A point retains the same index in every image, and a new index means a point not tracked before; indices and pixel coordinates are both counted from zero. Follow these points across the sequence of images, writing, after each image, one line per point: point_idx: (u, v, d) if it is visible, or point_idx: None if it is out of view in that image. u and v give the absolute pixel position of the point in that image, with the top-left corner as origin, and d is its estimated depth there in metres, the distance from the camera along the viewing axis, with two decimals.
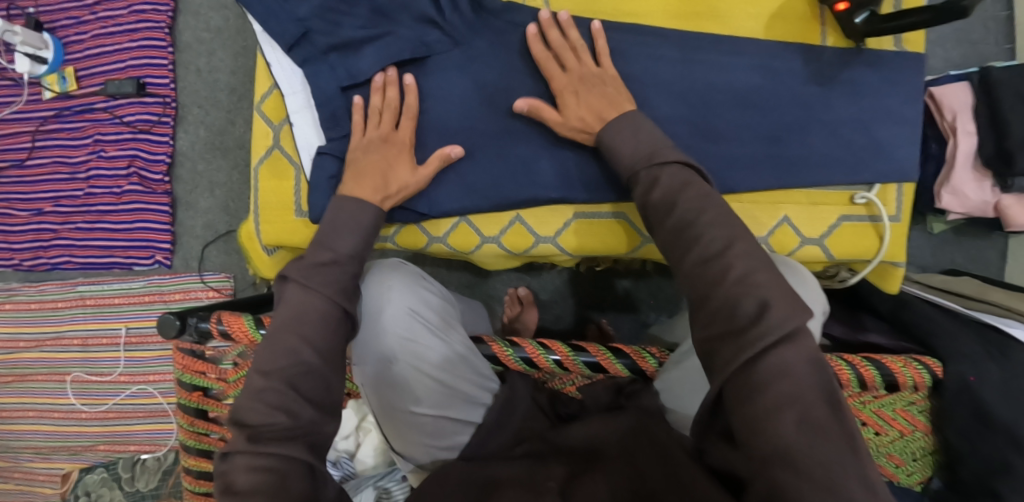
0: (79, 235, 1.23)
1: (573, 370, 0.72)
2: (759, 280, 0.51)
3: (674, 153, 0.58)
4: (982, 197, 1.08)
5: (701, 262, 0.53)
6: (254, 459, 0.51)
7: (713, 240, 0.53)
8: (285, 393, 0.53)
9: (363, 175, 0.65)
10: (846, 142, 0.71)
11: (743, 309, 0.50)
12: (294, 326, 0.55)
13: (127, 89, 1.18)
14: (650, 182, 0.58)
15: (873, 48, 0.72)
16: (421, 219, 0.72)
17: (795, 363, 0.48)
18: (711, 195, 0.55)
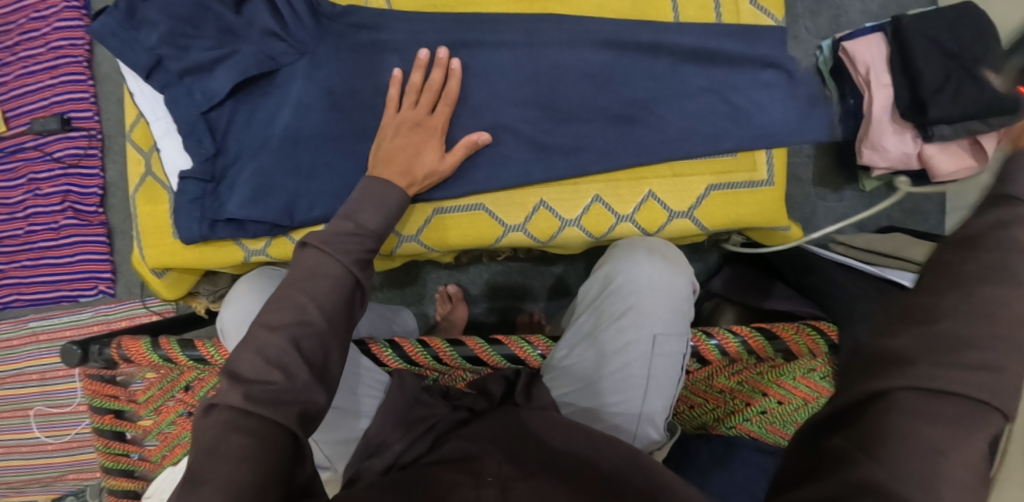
0: (25, 272, 1.26)
1: (453, 365, 0.74)
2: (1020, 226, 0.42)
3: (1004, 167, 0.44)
4: (903, 149, 1.05)
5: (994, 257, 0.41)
6: (237, 421, 0.49)
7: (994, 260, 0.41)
8: (287, 350, 0.52)
9: (390, 159, 0.64)
10: (706, 110, 0.71)
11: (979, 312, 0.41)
12: (303, 293, 0.54)
13: (52, 125, 1.21)
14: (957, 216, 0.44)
15: (729, 22, 0.73)
16: (290, 230, 0.72)
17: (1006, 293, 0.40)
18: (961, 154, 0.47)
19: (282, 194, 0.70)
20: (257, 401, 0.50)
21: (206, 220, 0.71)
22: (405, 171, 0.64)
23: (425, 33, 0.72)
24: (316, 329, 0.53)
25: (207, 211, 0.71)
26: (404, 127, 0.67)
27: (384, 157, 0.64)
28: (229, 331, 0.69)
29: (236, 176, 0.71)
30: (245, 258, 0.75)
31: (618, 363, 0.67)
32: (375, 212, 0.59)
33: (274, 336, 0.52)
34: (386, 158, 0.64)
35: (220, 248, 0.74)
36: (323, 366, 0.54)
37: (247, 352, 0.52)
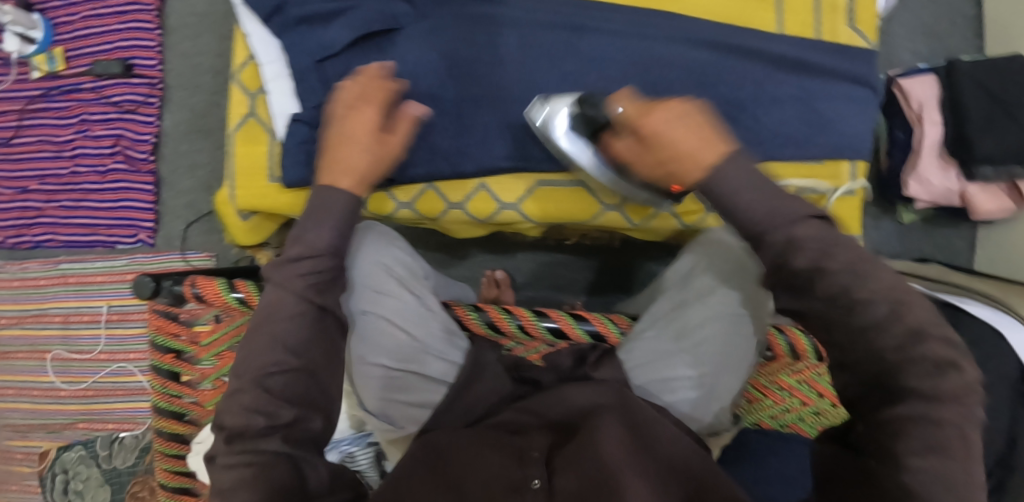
0: (64, 213, 1.24)
1: (536, 335, 0.77)
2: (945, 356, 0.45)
3: (807, 205, 0.50)
4: (946, 184, 1.09)
5: (849, 265, 0.47)
6: (241, 455, 0.55)
7: (849, 273, 0.47)
8: (260, 395, 0.56)
9: (342, 152, 0.62)
10: (795, 117, 0.75)
11: (869, 311, 0.46)
12: (273, 337, 0.57)
13: (114, 70, 1.20)
14: (785, 244, 0.48)
15: (827, 40, 0.76)
16: (390, 185, 0.76)
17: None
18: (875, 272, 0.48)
19: None
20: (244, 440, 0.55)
21: (310, 164, 0.74)
22: (351, 169, 0.62)
23: (539, 14, 0.74)
24: (291, 368, 0.57)
25: (311, 155, 0.74)
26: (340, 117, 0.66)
27: (345, 158, 0.62)
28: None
29: None
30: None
31: (700, 334, 0.70)
32: (327, 226, 0.59)
33: (246, 387, 0.56)
34: (338, 156, 0.63)
35: (316, 195, 0.77)
36: (308, 394, 0.57)
37: (229, 401, 0.57)
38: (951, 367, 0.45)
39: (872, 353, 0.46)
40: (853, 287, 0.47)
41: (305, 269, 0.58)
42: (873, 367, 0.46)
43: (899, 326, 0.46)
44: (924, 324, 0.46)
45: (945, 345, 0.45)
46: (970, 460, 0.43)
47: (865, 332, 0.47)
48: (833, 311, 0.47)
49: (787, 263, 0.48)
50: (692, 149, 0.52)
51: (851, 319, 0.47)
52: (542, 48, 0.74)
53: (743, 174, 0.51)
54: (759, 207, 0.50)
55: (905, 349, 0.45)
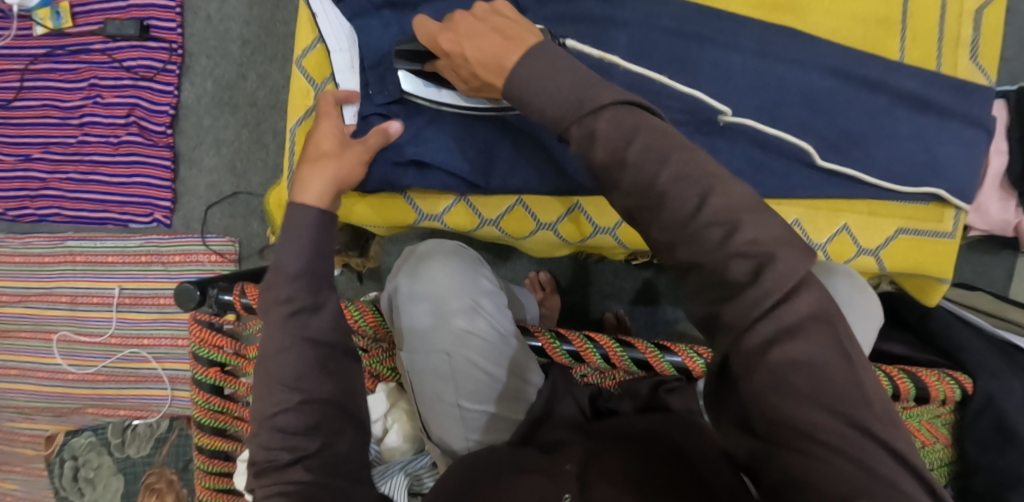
0: (70, 186, 1.15)
1: (618, 366, 0.72)
2: (750, 236, 0.40)
3: (608, 95, 0.44)
4: (1004, 216, 1.02)
5: (648, 152, 0.42)
6: (267, 490, 0.54)
7: (653, 158, 0.42)
8: (275, 436, 0.54)
9: (319, 162, 0.60)
10: (907, 157, 0.70)
11: (682, 204, 0.41)
12: (271, 377, 0.55)
13: (128, 31, 1.08)
14: (586, 140, 0.44)
15: (947, 73, 0.72)
16: (473, 193, 0.72)
17: (810, 355, 0.38)
18: (671, 135, 0.43)
19: (479, 155, 0.69)
20: (270, 476, 0.54)
21: (388, 160, 0.70)
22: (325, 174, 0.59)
23: (659, 18, 0.72)
24: (297, 406, 0.54)
25: (390, 151, 0.70)
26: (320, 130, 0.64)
27: (317, 175, 0.58)
28: (410, 306, 0.67)
29: (430, 122, 0.69)
30: (414, 220, 0.75)
31: None
32: (296, 246, 0.54)
33: (260, 432, 0.55)
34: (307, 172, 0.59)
35: (394, 206, 0.75)
36: (323, 423, 0.55)
37: (251, 439, 0.56)
38: (767, 258, 0.39)
39: (717, 260, 0.40)
40: (658, 174, 0.42)
41: (282, 297, 0.54)
42: (718, 292, 0.40)
43: (710, 213, 0.40)
44: (736, 210, 0.40)
45: (768, 234, 0.40)
46: (858, 370, 0.38)
47: (694, 224, 0.41)
48: (641, 212, 0.43)
49: (592, 156, 0.44)
50: (493, 56, 0.48)
51: (663, 215, 0.42)
52: None
53: (551, 72, 0.46)
54: (560, 100, 0.45)
55: (728, 245, 0.40)
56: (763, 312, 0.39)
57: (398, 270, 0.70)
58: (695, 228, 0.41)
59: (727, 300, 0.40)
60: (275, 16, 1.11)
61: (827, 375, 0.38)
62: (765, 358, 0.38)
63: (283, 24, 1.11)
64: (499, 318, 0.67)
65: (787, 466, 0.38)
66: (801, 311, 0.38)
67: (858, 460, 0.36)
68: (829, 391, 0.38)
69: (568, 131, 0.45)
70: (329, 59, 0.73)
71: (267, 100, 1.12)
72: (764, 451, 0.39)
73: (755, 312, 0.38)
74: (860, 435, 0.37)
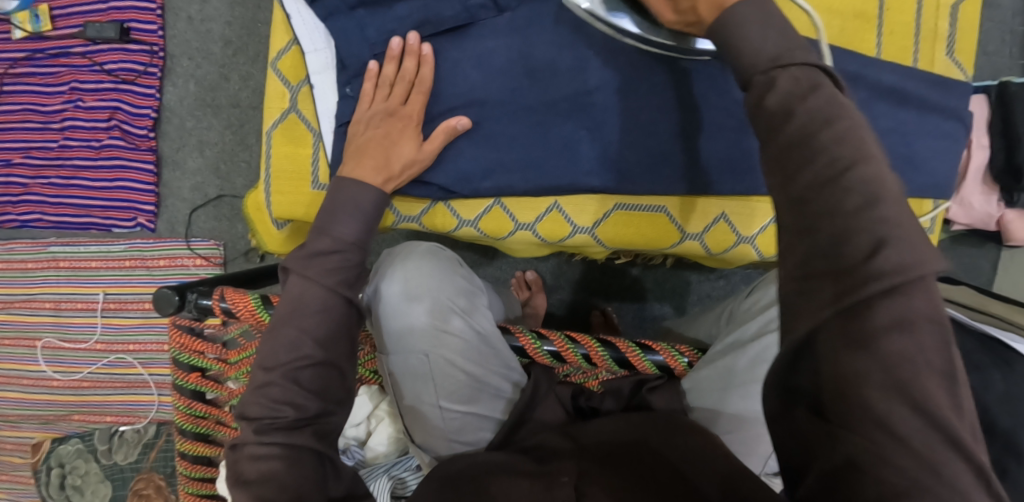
0: (52, 191, 1.14)
1: (599, 366, 0.73)
2: (884, 214, 0.38)
3: (806, 55, 0.43)
4: (988, 209, 1.02)
5: (816, 110, 0.40)
6: (260, 447, 0.52)
7: (819, 118, 0.40)
8: (290, 388, 0.53)
9: (363, 154, 0.64)
10: (888, 151, 0.70)
11: (829, 166, 0.39)
12: (301, 328, 0.54)
13: (109, 34, 1.08)
14: (765, 86, 0.43)
15: (924, 68, 0.72)
16: (452, 199, 0.71)
17: (911, 344, 0.36)
18: (844, 103, 0.41)
19: (458, 157, 0.69)
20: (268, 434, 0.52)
21: None
22: (381, 166, 0.63)
23: None
24: (320, 364, 0.54)
25: None
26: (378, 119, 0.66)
27: (369, 155, 0.64)
28: (391, 307, 0.66)
29: None
30: (394, 222, 0.75)
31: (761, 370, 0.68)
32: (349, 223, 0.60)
33: (271, 376, 0.54)
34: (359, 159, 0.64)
35: None
36: (336, 390, 0.55)
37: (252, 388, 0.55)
38: (893, 239, 0.37)
39: (846, 227, 0.38)
40: (819, 130, 0.40)
41: (335, 265, 0.57)
42: (823, 262, 0.38)
43: (853, 180, 0.38)
44: (880, 186, 0.38)
45: (904, 218, 0.37)
46: (959, 390, 0.36)
47: (831, 187, 0.39)
48: (789, 156, 0.41)
49: (762, 104, 0.43)
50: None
51: (805, 172, 0.40)
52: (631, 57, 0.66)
53: (766, 25, 0.45)
54: (769, 44, 0.44)
55: (862, 218, 0.38)
56: (886, 288, 0.36)
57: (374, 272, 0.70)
58: (836, 190, 0.39)
59: (839, 274, 0.37)
60: (256, 17, 1.10)
61: (923, 382, 0.36)
62: (871, 346, 0.36)
63: (264, 25, 1.10)
64: (478, 317, 0.67)
65: (854, 455, 0.37)
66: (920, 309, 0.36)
67: (926, 462, 0.35)
68: (923, 395, 0.35)
69: (751, 80, 0.44)
70: (304, 60, 0.72)
71: (249, 101, 1.12)
72: (826, 434, 0.38)
73: (869, 288, 0.36)
74: (943, 441, 0.35)
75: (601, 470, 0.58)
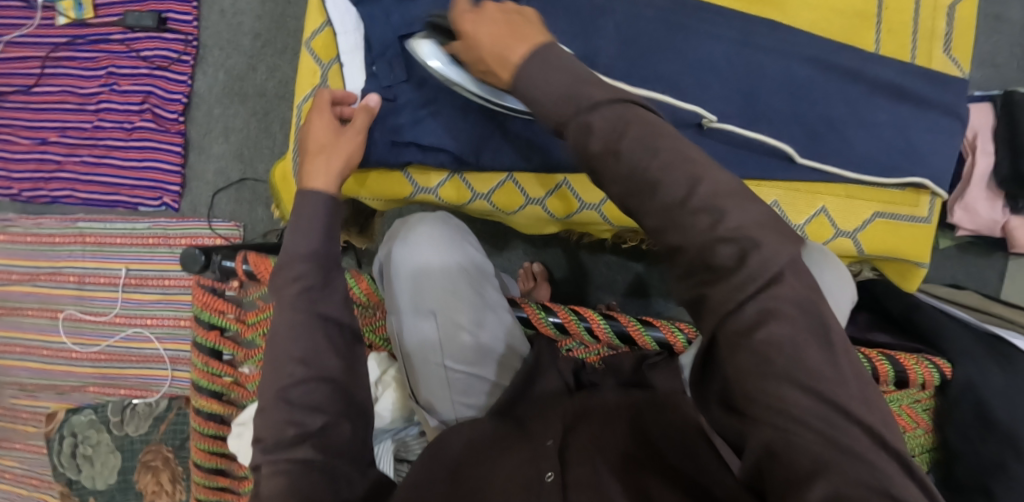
0: (84, 169, 1.19)
1: (602, 340, 0.76)
2: (735, 223, 0.42)
3: (605, 93, 0.47)
4: (992, 216, 1.04)
5: (640, 143, 0.44)
6: (276, 465, 0.53)
7: (644, 148, 0.44)
8: (282, 407, 0.54)
9: (309, 164, 0.61)
10: (884, 143, 0.73)
11: (672, 191, 0.43)
12: (282, 355, 0.55)
13: (147, 22, 1.14)
14: (582, 131, 0.46)
15: (922, 65, 0.75)
16: (467, 171, 0.75)
17: (788, 320, 0.40)
18: (659, 127, 0.45)
19: (473, 133, 0.72)
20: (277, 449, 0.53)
21: (387, 139, 0.73)
22: (331, 171, 0.60)
23: (642, 9, 0.76)
24: (308, 381, 0.54)
25: (388, 131, 0.73)
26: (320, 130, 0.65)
27: (316, 166, 0.61)
28: (400, 271, 0.70)
29: (426, 102, 0.73)
30: (410, 193, 0.78)
31: None
32: (309, 233, 0.57)
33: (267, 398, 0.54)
34: (313, 162, 0.61)
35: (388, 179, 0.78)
36: (334, 405, 0.55)
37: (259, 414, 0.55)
38: (752, 245, 0.41)
39: (705, 244, 0.42)
40: (649, 162, 0.44)
41: (298, 276, 0.55)
42: (703, 275, 0.42)
43: (696, 201, 0.42)
44: (721, 199, 0.43)
45: (752, 221, 0.42)
46: (837, 355, 0.41)
47: (681, 211, 0.43)
48: (632, 199, 0.45)
49: (587, 147, 0.46)
50: (498, 46, 0.51)
51: (653, 202, 0.44)
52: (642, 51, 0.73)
53: (547, 68, 0.48)
54: (558, 98, 0.47)
55: (715, 232, 0.42)
56: (751, 294, 0.41)
57: (387, 238, 0.74)
58: (683, 214, 0.43)
59: (713, 283, 0.42)
60: (286, 12, 1.16)
61: (804, 360, 0.40)
62: (746, 341, 0.40)
63: (294, 19, 1.16)
64: (484, 285, 0.71)
65: (767, 438, 0.40)
66: (784, 296, 0.40)
67: (831, 437, 0.39)
68: (805, 373, 0.40)
69: (566, 127, 0.47)
70: (336, 40, 0.77)
71: (276, 91, 1.17)
72: (745, 428, 0.41)
73: (738, 297, 0.41)
74: (836, 412, 0.39)
75: (576, 433, 0.58)
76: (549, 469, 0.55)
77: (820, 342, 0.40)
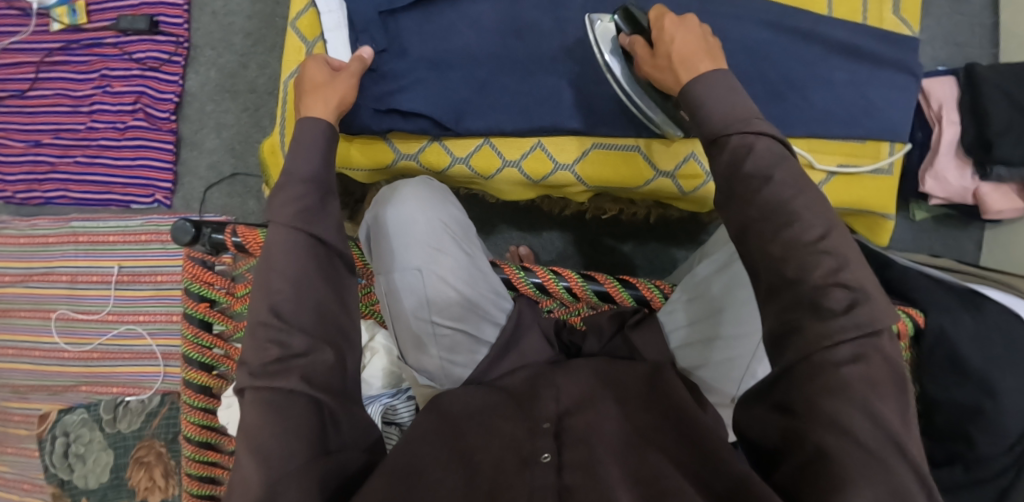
0: (77, 169, 1.22)
1: (581, 298, 0.77)
2: (850, 277, 0.46)
3: (765, 126, 0.52)
4: (962, 183, 1.07)
5: (787, 180, 0.49)
6: (259, 390, 0.54)
7: (791, 186, 0.49)
8: (272, 323, 0.56)
9: (311, 99, 0.67)
10: (843, 99, 0.77)
11: (806, 230, 0.47)
12: (272, 268, 0.57)
13: (139, 25, 1.18)
14: (739, 148, 0.51)
15: (873, 25, 0.79)
16: (447, 138, 0.78)
17: (875, 365, 0.44)
18: (805, 180, 0.50)
19: (451, 99, 0.76)
20: (261, 374, 0.54)
21: (369, 106, 0.77)
22: (329, 106, 0.66)
23: None
24: (296, 298, 0.56)
25: (370, 99, 0.77)
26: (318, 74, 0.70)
27: (316, 101, 0.66)
28: (386, 230, 0.73)
29: (406, 71, 0.77)
30: (393, 160, 0.82)
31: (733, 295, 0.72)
32: (309, 159, 0.61)
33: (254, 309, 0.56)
34: (312, 99, 0.67)
35: (372, 149, 0.81)
36: (324, 330, 0.57)
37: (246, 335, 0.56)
38: (864, 299, 0.45)
39: (818, 286, 0.46)
40: (793, 197, 0.48)
41: (293, 196, 0.59)
42: (807, 311, 0.46)
43: (829, 244, 0.47)
44: (846, 254, 0.47)
45: (866, 281, 0.46)
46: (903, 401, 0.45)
47: (809, 249, 0.47)
48: (763, 225, 0.49)
49: (738, 166, 0.51)
50: (688, 64, 0.57)
51: (784, 233, 0.48)
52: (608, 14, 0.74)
53: (717, 96, 0.54)
54: (726, 113, 0.53)
55: (831, 277, 0.46)
56: (848, 335, 0.44)
57: (374, 201, 0.76)
58: (812, 252, 0.47)
59: (816, 316, 0.46)
60: (275, 12, 1.21)
61: (869, 399, 0.44)
62: (828, 370, 0.44)
63: (282, 18, 1.20)
64: (468, 243, 0.74)
65: (820, 441, 0.44)
66: (877, 348, 0.45)
67: (876, 456, 0.43)
68: (870, 401, 0.43)
69: (722, 138, 0.52)
70: (319, 20, 0.80)
71: (266, 87, 1.21)
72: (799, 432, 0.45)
73: (834, 336, 0.44)
74: (893, 449, 0.43)
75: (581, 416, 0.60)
76: (545, 449, 0.57)
77: (895, 384, 0.45)
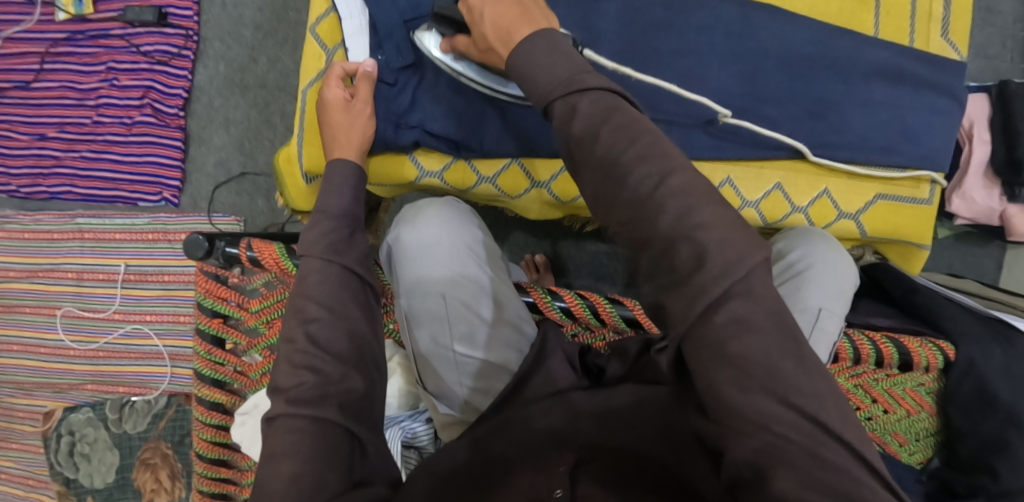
0: (83, 164, 1.19)
1: (608, 324, 0.75)
2: (700, 219, 0.40)
3: (598, 78, 0.45)
4: (989, 203, 1.04)
5: (620, 131, 0.43)
6: (294, 419, 0.52)
7: (622, 138, 0.42)
8: (309, 352, 0.55)
9: (337, 139, 0.68)
10: (883, 125, 0.74)
11: (639, 185, 0.42)
12: (304, 294, 0.57)
13: (147, 17, 1.13)
14: (566, 113, 0.45)
15: (919, 47, 0.76)
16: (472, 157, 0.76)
17: (764, 340, 0.39)
18: (641, 123, 0.43)
19: (472, 121, 0.74)
20: (299, 402, 0.53)
21: (390, 122, 0.74)
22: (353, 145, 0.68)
23: None
24: (330, 322, 0.56)
25: (392, 114, 0.74)
26: (332, 105, 0.70)
27: (342, 142, 0.68)
28: (408, 253, 0.70)
29: (426, 90, 0.74)
30: (416, 178, 0.79)
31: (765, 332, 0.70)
32: (340, 193, 0.63)
33: (288, 335, 0.56)
34: (335, 140, 0.68)
35: (395, 165, 0.78)
36: (357, 354, 0.57)
37: (279, 362, 0.56)
38: (713, 243, 0.39)
39: (668, 242, 0.40)
40: (625, 151, 0.42)
41: (324, 230, 0.60)
42: (663, 276, 0.41)
43: (666, 193, 0.41)
44: (690, 193, 0.41)
45: (720, 221, 0.40)
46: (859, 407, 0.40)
47: (651, 201, 0.41)
48: (607, 187, 0.43)
49: (569, 128, 0.44)
50: (505, 28, 0.49)
51: (623, 194, 0.42)
52: (643, 33, 0.74)
53: (540, 55, 0.47)
54: (549, 76, 0.46)
55: (678, 230, 0.40)
56: (705, 300, 0.39)
57: (396, 221, 0.73)
58: (653, 205, 0.41)
59: (671, 283, 0.40)
60: (287, 5, 1.16)
61: (778, 371, 0.38)
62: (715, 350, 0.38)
63: (295, 12, 1.16)
64: (491, 268, 0.72)
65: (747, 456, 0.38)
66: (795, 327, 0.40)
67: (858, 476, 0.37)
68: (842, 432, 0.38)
69: (552, 106, 0.46)
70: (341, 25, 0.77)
71: (277, 84, 1.17)
72: (723, 433, 0.40)
73: (712, 298, 0.39)
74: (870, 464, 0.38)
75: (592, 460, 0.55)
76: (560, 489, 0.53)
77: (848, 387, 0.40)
